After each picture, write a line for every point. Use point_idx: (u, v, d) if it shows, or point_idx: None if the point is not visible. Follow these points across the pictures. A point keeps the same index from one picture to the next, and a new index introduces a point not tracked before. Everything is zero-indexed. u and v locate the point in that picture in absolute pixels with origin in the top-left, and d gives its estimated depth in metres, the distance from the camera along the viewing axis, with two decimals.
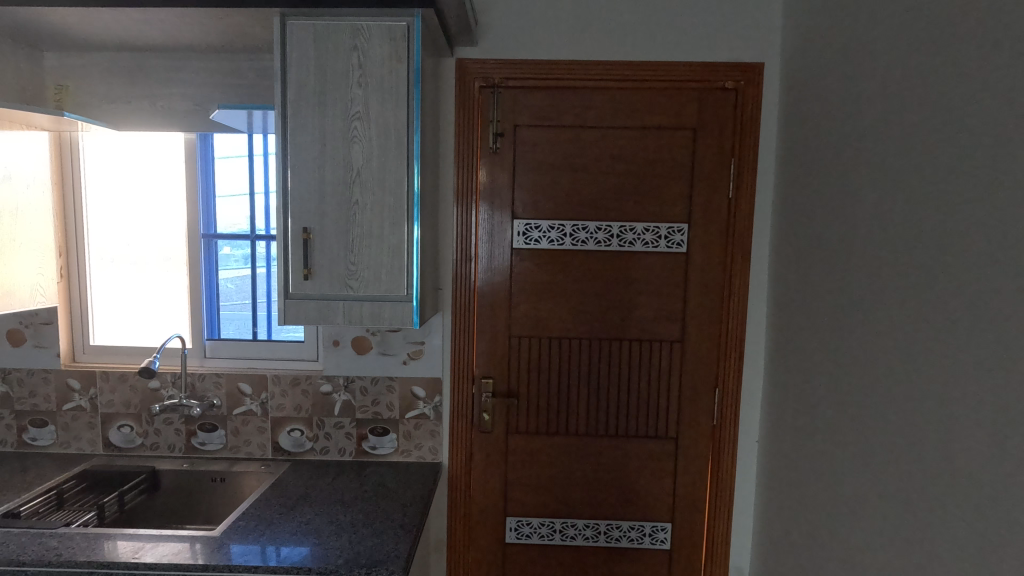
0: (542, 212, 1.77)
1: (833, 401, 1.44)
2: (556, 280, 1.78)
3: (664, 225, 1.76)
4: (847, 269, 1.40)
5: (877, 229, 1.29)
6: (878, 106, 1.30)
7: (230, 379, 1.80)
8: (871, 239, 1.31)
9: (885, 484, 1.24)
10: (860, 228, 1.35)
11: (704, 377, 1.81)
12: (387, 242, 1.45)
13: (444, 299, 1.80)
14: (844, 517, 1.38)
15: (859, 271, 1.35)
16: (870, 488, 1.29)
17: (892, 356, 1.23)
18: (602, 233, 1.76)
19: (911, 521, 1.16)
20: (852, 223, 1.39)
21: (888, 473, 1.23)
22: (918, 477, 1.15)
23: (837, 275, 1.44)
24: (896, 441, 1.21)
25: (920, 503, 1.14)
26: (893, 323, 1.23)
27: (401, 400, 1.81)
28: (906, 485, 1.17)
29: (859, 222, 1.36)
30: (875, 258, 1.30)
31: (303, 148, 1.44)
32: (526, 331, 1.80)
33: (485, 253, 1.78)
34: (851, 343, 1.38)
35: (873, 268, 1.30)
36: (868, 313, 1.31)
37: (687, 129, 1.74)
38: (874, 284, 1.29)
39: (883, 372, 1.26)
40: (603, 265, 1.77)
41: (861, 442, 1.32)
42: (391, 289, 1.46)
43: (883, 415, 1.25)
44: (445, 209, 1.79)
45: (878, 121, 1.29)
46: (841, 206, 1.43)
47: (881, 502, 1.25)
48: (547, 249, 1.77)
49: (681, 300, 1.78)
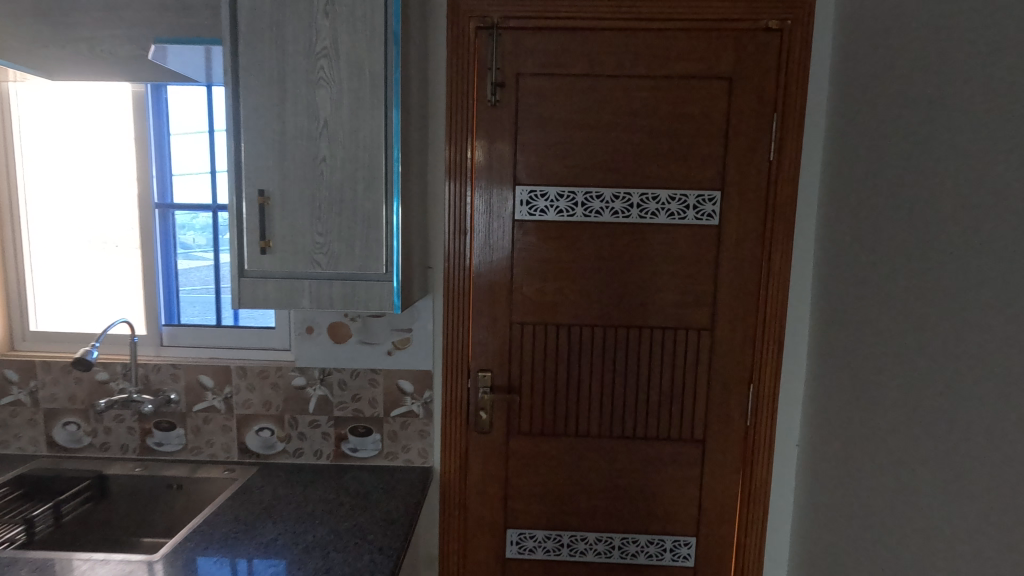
0: (546, 178, 1.51)
1: (886, 405, 1.19)
2: (562, 257, 1.53)
3: (692, 192, 1.49)
4: (909, 239, 1.14)
5: (952, 191, 1.03)
6: (958, 36, 1.02)
7: (189, 370, 1.57)
8: (944, 205, 1.05)
9: (953, 512, 0.99)
10: (930, 190, 1.08)
11: (738, 372, 1.55)
12: (360, 209, 1.20)
13: (434, 277, 1.55)
14: (897, 542, 1.13)
15: (926, 244, 1.09)
16: (932, 514, 1.04)
17: (969, 353, 0.97)
18: (619, 202, 1.50)
19: (987, 559, 0.92)
20: (919, 183, 1.12)
21: (958, 496, 0.98)
22: (1000, 505, 0.90)
23: (897, 249, 1.18)
24: (972, 459, 0.96)
25: (1001, 540, 0.89)
26: (969, 313, 0.98)
27: (386, 395, 1.57)
28: (984, 512, 0.93)
29: (928, 182, 1.09)
30: (947, 228, 1.04)
31: (258, 93, 1.18)
32: (528, 316, 1.55)
33: (480, 226, 1.53)
34: (910, 330, 1.12)
35: (945, 240, 1.04)
36: (938, 293, 1.06)
37: (721, 79, 1.46)
38: (946, 260, 1.04)
39: (954, 372, 1.00)
40: (619, 240, 1.52)
41: (921, 453, 1.07)
42: (365, 266, 1.21)
43: (954, 425, 1.00)
44: (433, 173, 1.53)
45: (959, 56, 1.02)
46: (905, 164, 1.16)
47: (947, 533, 1.00)
48: (552, 221, 1.52)
49: (710, 280, 1.52)
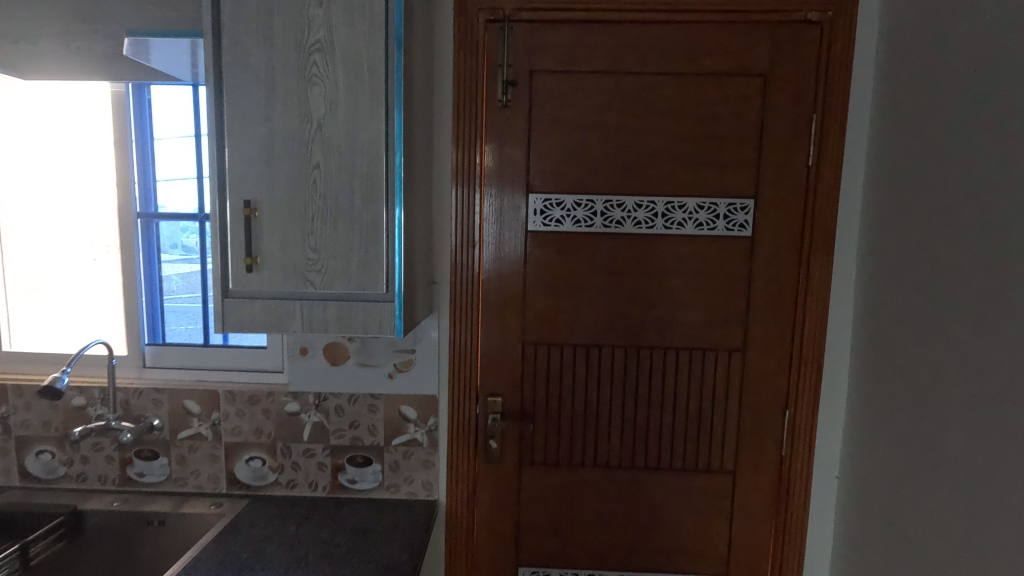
0: (562, 186, 1.38)
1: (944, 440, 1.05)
2: (579, 272, 1.40)
3: (723, 200, 1.36)
4: (972, 255, 1.01)
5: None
6: None
7: (173, 395, 1.44)
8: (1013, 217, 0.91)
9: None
10: (997, 199, 0.95)
11: (772, 397, 1.41)
12: (357, 221, 1.06)
13: (439, 294, 1.42)
14: None
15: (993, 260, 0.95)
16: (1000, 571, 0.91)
17: None
18: (643, 211, 1.37)
19: None
20: (983, 191, 0.98)
21: None
22: None
23: (956, 266, 1.05)
24: None
25: None
26: None
27: (387, 422, 1.44)
28: None
29: (995, 190, 0.96)
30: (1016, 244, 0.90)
31: (243, 91, 1.05)
32: (543, 336, 1.41)
33: (489, 238, 1.40)
34: (975, 359, 0.98)
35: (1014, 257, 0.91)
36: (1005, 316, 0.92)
37: (755, 76, 1.33)
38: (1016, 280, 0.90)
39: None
40: (642, 253, 1.38)
41: (993, 500, 0.93)
42: (364, 285, 1.08)
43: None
44: (438, 180, 1.40)
45: None
46: (966, 169, 1.03)
47: None
48: (568, 232, 1.39)
49: (742, 297, 1.39)
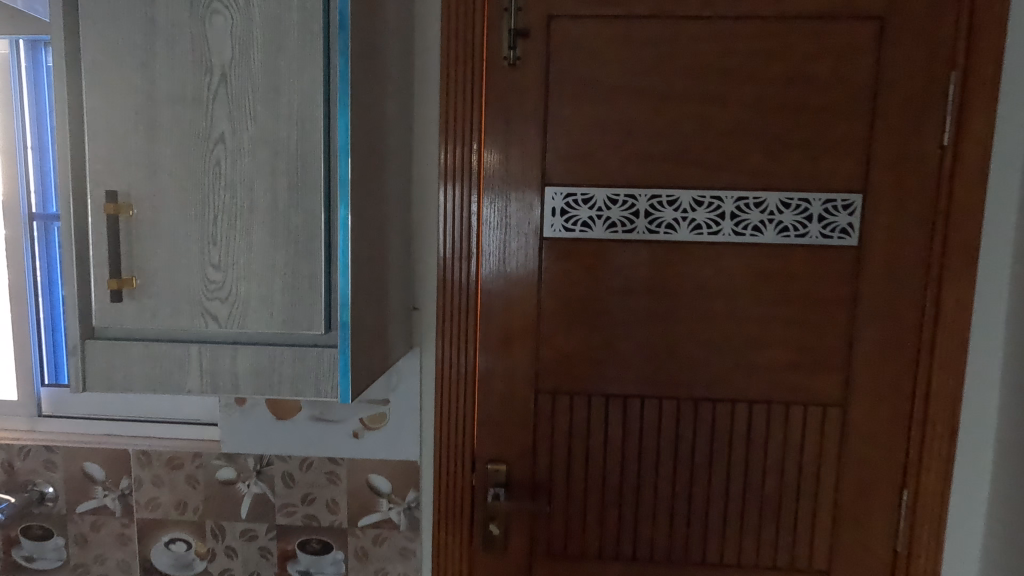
0: (590, 177, 1.00)
1: None
2: (613, 295, 1.01)
3: (817, 196, 0.97)
4: None
5: None
6: None
7: (69, 456, 1.08)
8: None
9: None
10: None
11: (881, 471, 1.01)
12: (279, 225, 0.69)
13: (419, 323, 1.04)
14: None
15: None
16: None
17: None
18: (704, 211, 0.99)
19: None
20: None
21: None
22: None
23: None
24: None
25: None
26: None
27: (352, 495, 1.07)
28: None
29: None
30: None
31: (104, 23, 0.68)
32: (563, 383, 1.03)
33: (489, 248, 1.02)
34: None
35: None
36: None
37: (866, 20, 0.94)
38: None
39: None
40: (701, 269, 1.00)
41: None
42: (291, 322, 0.70)
43: None
44: (418, 168, 1.03)
45: None
46: None
47: None
48: (598, 241, 1.01)
49: (841, 332, 0.99)
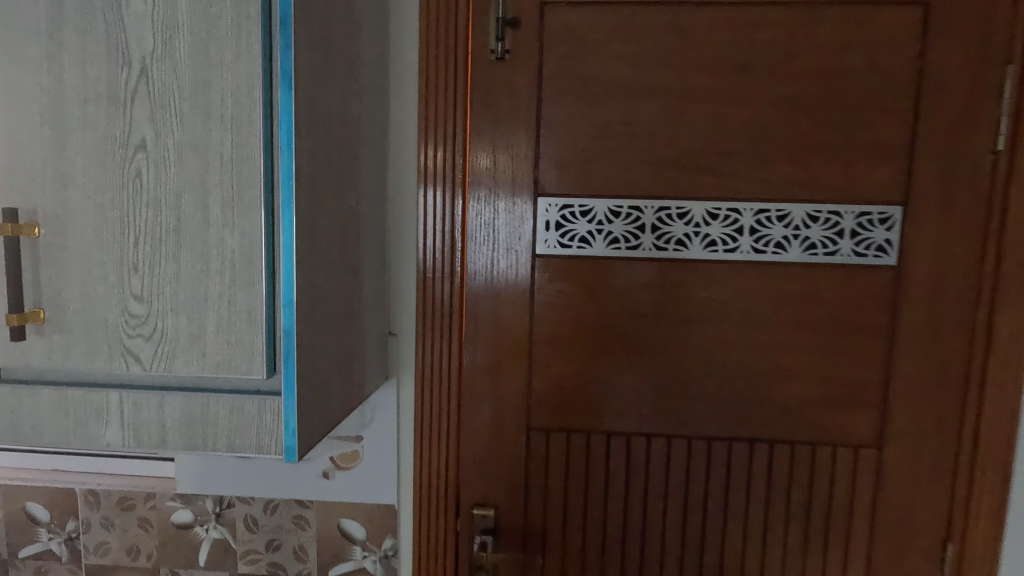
0: (589, 186, 0.88)
1: None
2: (615, 319, 0.89)
3: (850, 208, 0.85)
4: None
5: None
6: None
7: (10, 496, 0.98)
8: None
9: None
10: None
11: (920, 522, 0.89)
12: (211, 249, 0.58)
13: (395, 350, 0.93)
14: None
15: None
16: None
17: None
18: (719, 225, 0.86)
19: None
20: None
21: None
22: None
23: None
24: None
25: None
26: None
27: (323, 542, 0.95)
28: None
29: None
30: None
31: (3, 7, 0.57)
32: (558, 418, 0.92)
33: (475, 266, 0.90)
34: None
35: None
36: None
37: (907, 6, 0.81)
38: None
39: None
40: (715, 291, 0.88)
41: None
42: (228, 364, 0.59)
43: None
44: (393, 175, 0.90)
45: None
46: None
47: None
48: (598, 259, 0.89)
49: (876, 364, 0.87)
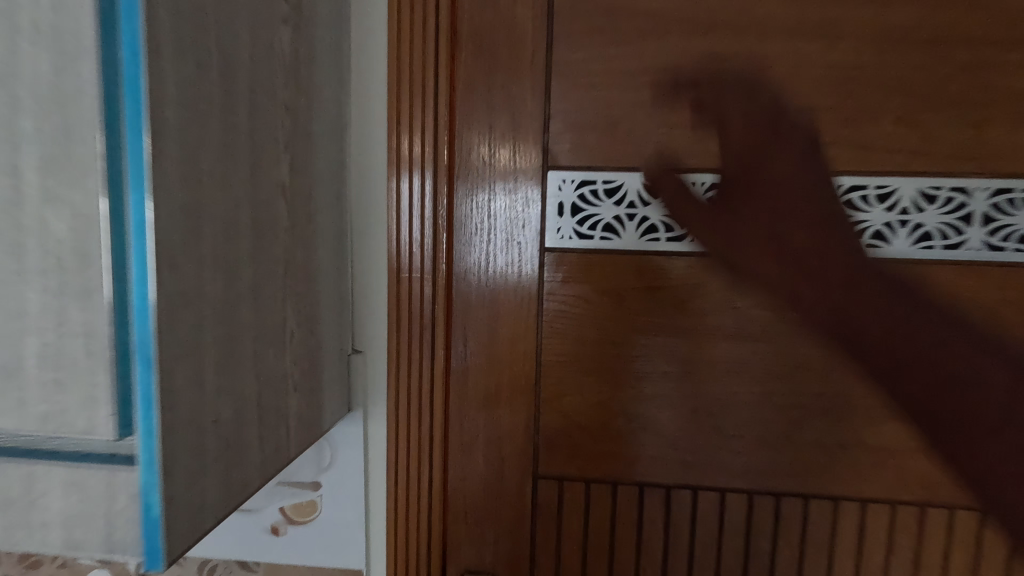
0: (616, 157, 0.65)
1: None
2: (650, 335, 0.67)
3: (979, 184, 0.61)
4: None
5: None
6: None
7: None
8: None
9: None
10: None
11: None
12: (27, 237, 0.37)
13: (360, 375, 0.71)
14: None
15: None
16: None
17: None
18: (795, 208, 0.64)
19: None
20: None
21: None
22: None
23: None
24: None
25: None
26: None
27: None
28: None
29: None
30: None
31: None
32: (574, 463, 0.70)
33: (464, 264, 0.69)
34: None
35: None
36: None
37: None
38: None
39: None
40: (787, 299, 0.65)
41: None
42: (58, 418, 0.38)
43: None
44: (354, 143, 0.68)
45: None
46: None
47: None
48: (629, 255, 0.66)
49: (1014, 400, 0.63)
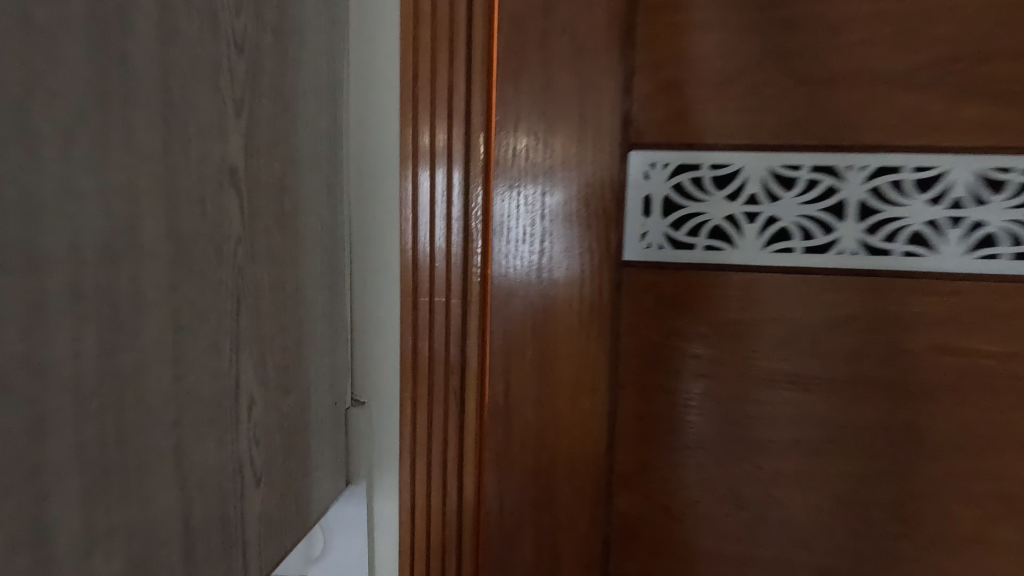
0: (730, 132, 0.45)
1: None
2: (774, 388, 0.47)
3: None
4: None
5: None
6: None
7: None
8: None
9: None
10: None
11: None
12: None
13: (363, 437, 0.51)
14: None
15: None
16: None
17: None
18: (1005, 204, 0.43)
19: None
20: None
21: None
22: None
23: None
24: None
25: None
26: None
27: None
28: None
29: None
30: None
31: None
32: (661, 561, 0.50)
33: (507, 285, 0.49)
34: None
35: None
36: None
37: None
38: None
39: None
40: (984, 338, 0.44)
41: None
42: None
43: None
44: (353, 113, 0.48)
45: None
46: None
47: None
48: (747, 272, 0.46)
49: None
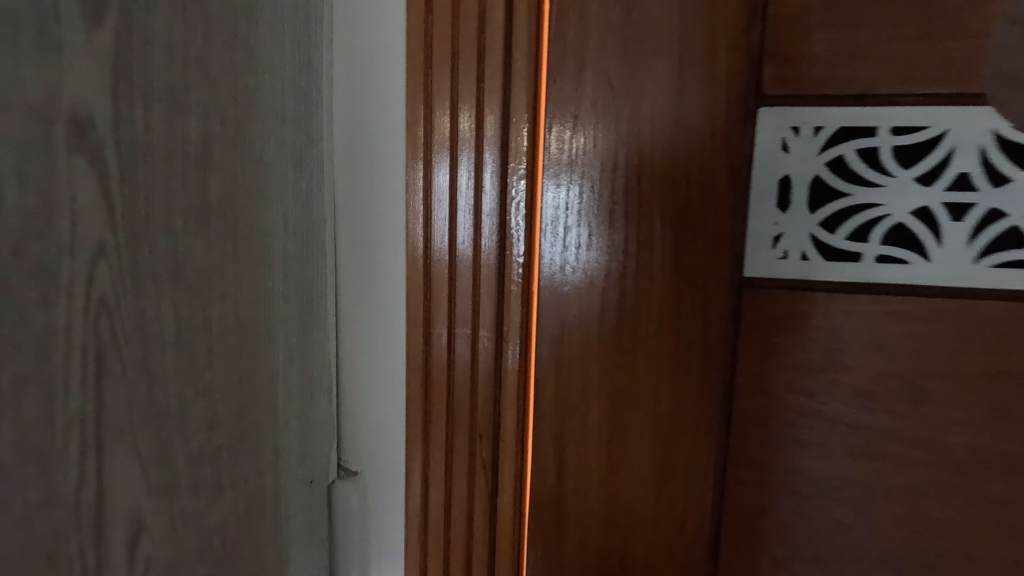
0: (927, 75, 0.28)
1: None
2: (981, 479, 0.30)
3: None
4: None
5: None
6: None
7: None
8: None
9: None
10: None
11: None
12: None
13: (352, 520, 0.36)
14: None
15: None
16: None
17: None
18: None
19: None
20: None
21: None
22: None
23: None
24: None
25: None
26: None
27: None
28: None
29: None
30: None
31: None
32: None
33: (562, 311, 0.33)
34: None
35: None
36: None
37: None
38: None
39: None
40: None
41: None
42: None
43: None
44: (339, 56, 0.33)
45: None
46: None
47: None
48: (945, 300, 0.29)
49: None
